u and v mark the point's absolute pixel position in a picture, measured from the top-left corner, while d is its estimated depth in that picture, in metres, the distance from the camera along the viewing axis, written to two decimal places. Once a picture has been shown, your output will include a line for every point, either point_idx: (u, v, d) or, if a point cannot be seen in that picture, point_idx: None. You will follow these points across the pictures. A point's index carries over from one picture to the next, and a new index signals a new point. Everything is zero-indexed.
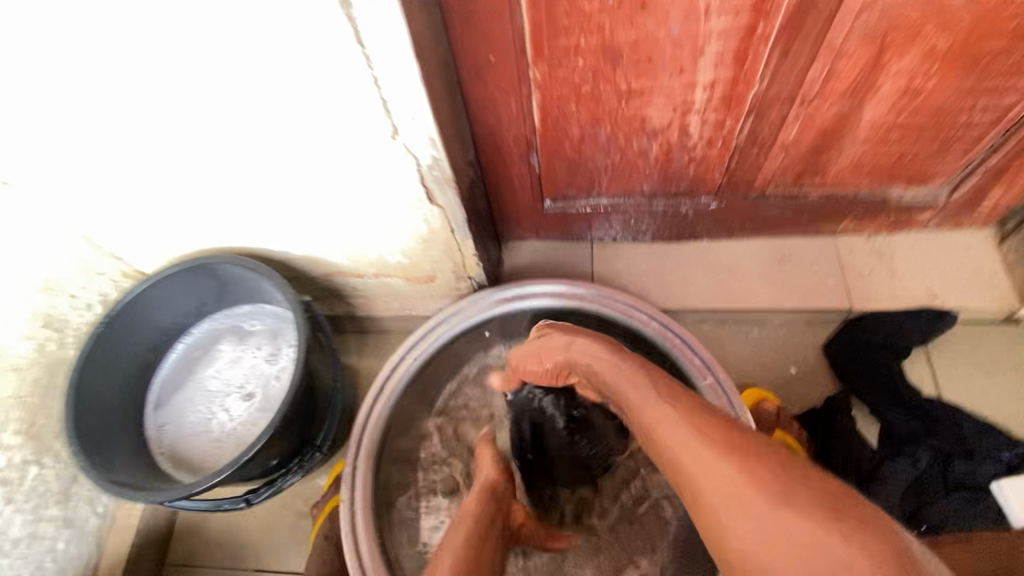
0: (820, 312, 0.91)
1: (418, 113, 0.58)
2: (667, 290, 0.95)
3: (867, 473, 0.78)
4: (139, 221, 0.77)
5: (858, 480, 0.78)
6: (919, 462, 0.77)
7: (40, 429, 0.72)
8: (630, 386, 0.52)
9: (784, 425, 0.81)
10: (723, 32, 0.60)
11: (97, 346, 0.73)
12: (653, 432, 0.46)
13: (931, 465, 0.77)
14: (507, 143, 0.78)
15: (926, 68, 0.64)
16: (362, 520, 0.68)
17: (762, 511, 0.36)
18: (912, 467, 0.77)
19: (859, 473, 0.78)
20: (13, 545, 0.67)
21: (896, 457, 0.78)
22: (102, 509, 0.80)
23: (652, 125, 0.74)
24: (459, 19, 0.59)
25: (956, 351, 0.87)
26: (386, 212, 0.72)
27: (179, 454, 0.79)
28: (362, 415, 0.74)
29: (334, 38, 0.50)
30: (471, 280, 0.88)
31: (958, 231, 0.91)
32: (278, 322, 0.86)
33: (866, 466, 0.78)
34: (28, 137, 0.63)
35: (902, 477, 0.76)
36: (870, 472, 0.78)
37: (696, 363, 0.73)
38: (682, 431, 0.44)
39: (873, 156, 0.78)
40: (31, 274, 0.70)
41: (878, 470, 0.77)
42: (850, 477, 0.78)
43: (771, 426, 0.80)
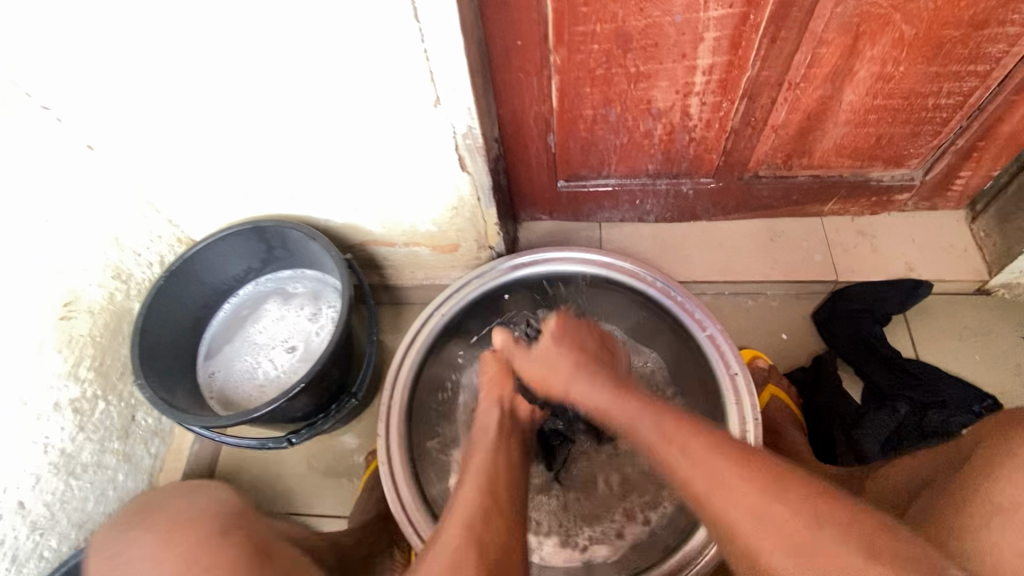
0: (808, 284, 0.99)
1: (459, 83, 0.67)
2: (669, 264, 1.03)
3: (850, 422, 0.86)
4: (196, 189, 0.85)
5: (842, 428, 0.86)
6: (898, 411, 0.85)
7: (108, 368, 0.80)
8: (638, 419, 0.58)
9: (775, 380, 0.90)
10: (720, 20, 0.70)
11: (158, 296, 0.82)
12: (648, 445, 0.56)
13: (908, 414, 0.84)
14: (528, 122, 0.87)
15: (896, 55, 0.74)
16: (398, 456, 0.76)
17: (776, 524, 0.46)
18: (890, 417, 0.84)
19: (843, 421, 0.87)
20: (83, 469, 0.76)
21: (878, 409, 0.86)
22: (154, 451, 0.89)
23: (657, 107, 0.84)
24: (493, 8, 0.69)
25: (932, 317, 0.96)
26: (422, 180, 0.81)
27: (228, 398, 0.89)
28: (392, 371, 0.81)
29: (396, 15, 0.59)
30: (491, 249, 0.97)
31: (935, 212, 1.00)
32: (319, 285, 0.95)
33: (850, 416, 0.87)
34: (110, 108, 0.72)
35: (881, 425, 0.84)
36: (853, 420, 0.86)
37: (696, 318, 0.80)
38: (708, 471, 0.51)
39: (854, 138, 0.88)
40: (105, 231, 0.79)
41: (860, 418, 0.86)
42: (835, 425, 0.86)
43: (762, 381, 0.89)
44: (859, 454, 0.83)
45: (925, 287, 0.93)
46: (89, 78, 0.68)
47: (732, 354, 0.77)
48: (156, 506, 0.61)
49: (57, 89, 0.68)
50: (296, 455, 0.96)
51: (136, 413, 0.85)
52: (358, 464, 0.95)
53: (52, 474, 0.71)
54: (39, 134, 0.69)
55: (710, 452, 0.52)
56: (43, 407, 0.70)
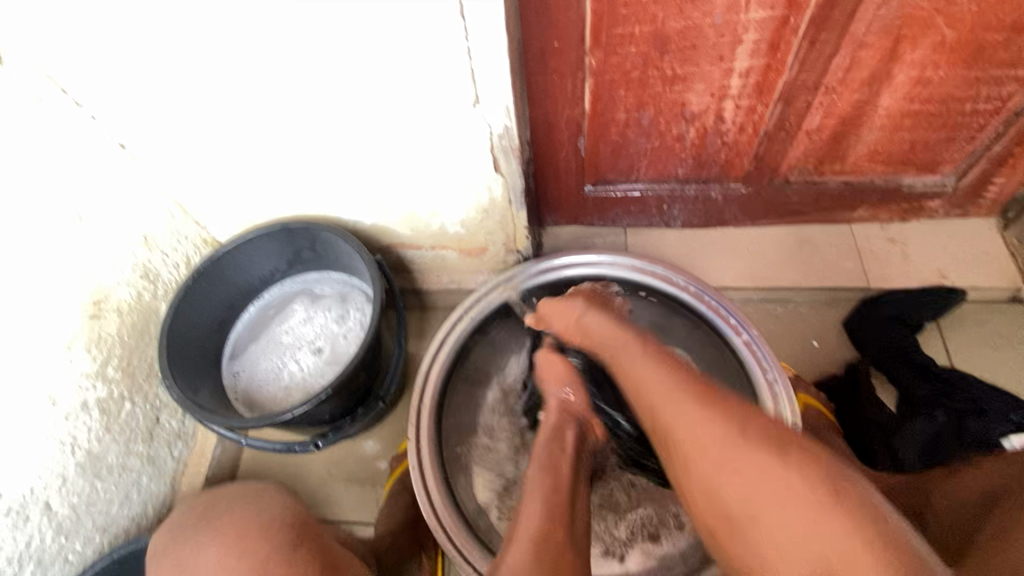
0: (839, 291, 0.98)
1: (499, 83, 0.66)
2: (697, 270, 1.02)
3: (889, 430, 0.84)
4: (224, 191, 0.84)
5: (881, 437, 0.84)
6: (936, 418, 0.83)
7: (134, 369, 0.79)
8: (667, 401, 0.55)
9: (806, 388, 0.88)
10: (760, 22, 0.70)
11: (186, 296, 0.82)
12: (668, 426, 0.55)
13: (946, 421, 0.82)
14: (559, 127, 0.86)
15: (936, 59, 0.74)
16: (428, 456, 0.75)
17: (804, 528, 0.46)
18: (928, 426, 0.82)
19: (880, 428, 0.85)
20: (109, 472, 0.75)
21: (914, 417, 0.84)
22: (177, 454, 0.88)
23: (691, 110, 0.84)
24: (534, 7, 0.69)
25: (967, 326, 0.94)
26: (454, 182, 0.80)
27: (254, 399, 0.88)
28: (422, 370, 0.80)
29: (441, 14, 0.58)
30: (519, 253, 0.96)
31: (967, 219, 0.99)
32: (345, 287, 0.95)
33: (887, 423, 0.84)
34: (142, 108, 0.71)
35: (920, 434, 0.82)
36: (891, 428, 0.84)
37: (730, 323, 0.79)
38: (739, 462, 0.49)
39: (887, 144, 0.87)
40: (134, 231, 0.78)
41: (897, 426, 0.84)
42: (873, 434, 0.84)
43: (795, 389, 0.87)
44: (898, 463, 0.82)
45: (958, 293, 0.92)
46: (121, 78, 0.67)
47: (767, 359, 0.76)
48: (214, 513, 0.71)
49: (93, 90, 0.68)
50: (319, 460, 0.95)
51: (160, 415, 0.84)
52: (381, 469, 0.94)
53: (79, 475, 0.70)
54: (73, 132, 0.69)
55: (745, 440, 0.50)
56: (72, 406, 0.69)
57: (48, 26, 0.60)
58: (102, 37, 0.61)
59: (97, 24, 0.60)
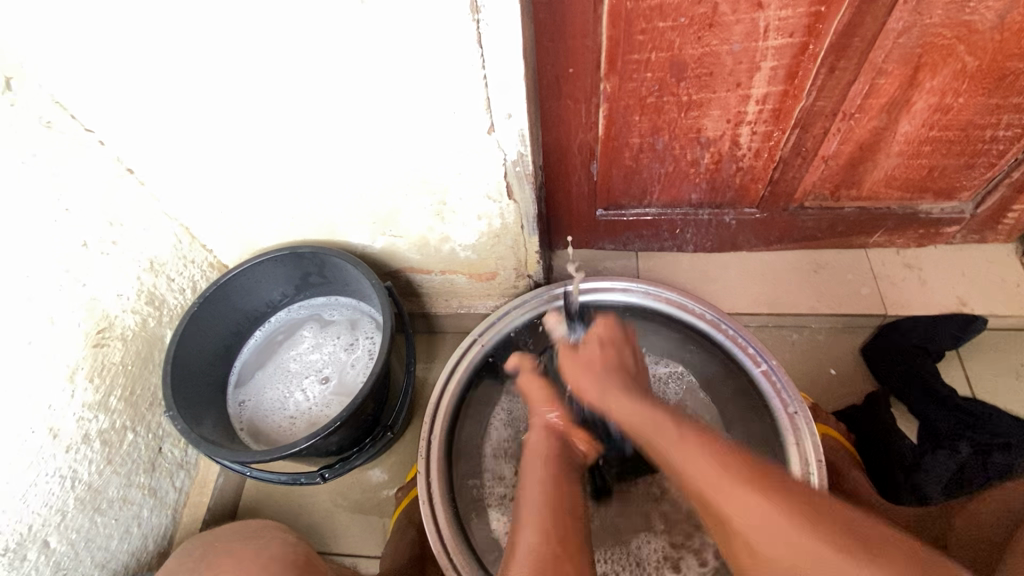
0: (856, 318, 0.96)
1: (515, 110, 0.64)
2: (711, 295, 1.00)
3: (910, 463, 0.82)
4: (231, 217, 0.82)
5: (902, 471, 0.82)
6: (960, 453, 0.81)
7: (138, 398, 0.77)
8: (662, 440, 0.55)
9: (825, 418, 0.85)
10: (778, 50, 0.69)
11: (192, 323, 0.80)
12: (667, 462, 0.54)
13: (970, 455, 0.80)
14: (572, 152, 0.85)
15: (956, 86, 0.73)
16: (439, 488, 0.72)
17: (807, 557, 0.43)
18: (951, 460, 0.80)
19: (901, 462, 0.82)
20: (109, 505, 0.72)
21: (937, 450, 0.82)
22: (179, 484, 0.85)
23: (706, 136, 0.82)
24: (549, 34, 0.68)
25: (985, 354, 0.93)
26: (466, 208, 0.78)
27: (258, 429, 0.86)
28: (433, 398, 0.78)
29: (458, 42, 0.56)
30: (530, 278, 0.94)
31: (982, 245, 0.98)
32: (355, 314, 0.94)
33: (908, 456, 0.82)
34: (150, 134, 0.69)
35: (942, 468, 0.80)
36: (913, 461, 0.82)
37: (749, 353, 0.77)
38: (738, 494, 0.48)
39: (905, 170, 0.86)
40: (141, 257, 0.77)
41: (917, 460, 0.82)
42: (894, 467, 0.82)
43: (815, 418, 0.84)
44: (921, 498, 0.79)
45: (979, 322, 0.91)
46: (130, 104, 0.65)
47: (789, 392, 0.73)
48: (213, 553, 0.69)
49: (105, 116, 0.67)
50: (325, 489, 0.92)
51: (163, 444, 0.82)
52: (388, 499, 0.91)
53: (78, 510, 0.68)
54: (80, 158, 0.68)
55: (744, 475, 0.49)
56: (73, 439, 0.67)
57: (61, 54, 0.60)
58: (115, 64, 0.61)
59: (110, 51, 0.59)
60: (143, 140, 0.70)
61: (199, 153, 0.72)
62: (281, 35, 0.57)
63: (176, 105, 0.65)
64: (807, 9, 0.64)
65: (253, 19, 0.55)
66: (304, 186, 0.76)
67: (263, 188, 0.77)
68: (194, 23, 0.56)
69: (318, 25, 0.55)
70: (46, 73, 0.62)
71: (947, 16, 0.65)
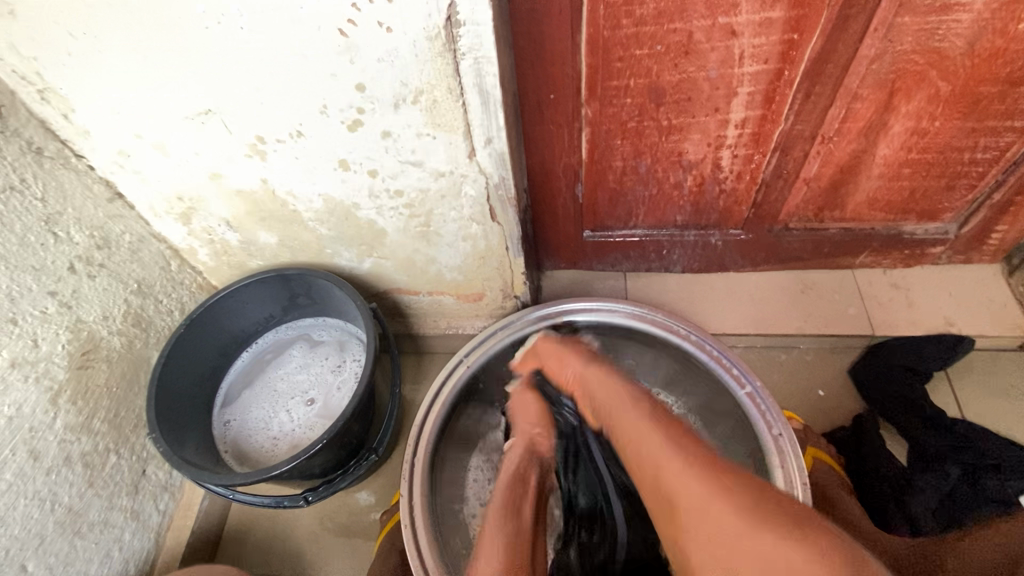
0: (844, 338, 0.96)
1: (494, 133, 0.65)
2: (698, 315, 1.00)
3: (900, 487, 0.80)
4: (219, 240, 0.83)
5: (891, 493, 0.80)
6: (949, 476, 0.79)
7: (122, 420, 0.77)
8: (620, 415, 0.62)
9: (814, 440, 0.84)
10: (754, 76, 0.71)
11: (177, 345, 0.80)
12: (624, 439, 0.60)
13: (959, 479, 0.79)
14: (557, 175, 0.86)
15: (932, 110, 0.74)
16: (421, 512, 0.71)
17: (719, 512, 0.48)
18: (941, 482, 0.79)
19: (890, 486, 0.81)
20: (89, 528, 0.72)
21: (927, 472, 0.81)
22: (162, 507, 0.85)
23: (688, 159, 0.84)
24: (530, 61, 0.70)
25: (975, 375, 0.92)
26: (450, 231, 0.79)
27: (243, 451, 0.86)
28: (418, 421, 0.77)
29: (437, 72, 0.58)
30: (517, 298, 0.94)
31: (969, 265, 0.98)
32: (343, 335, 0.94)
33: (897, 480, 0.81)
34: (139, 160, 0.71)
35: (933, 490, 0.79)
36: (902, 484, 0.80)
37: (733, 374, 0.77)
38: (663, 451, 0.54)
39: (887, 192, 0.87)
40: (127, 280, 0.78)
41: (908, 482, 0.80)
42: (883, 490, 0.81)
43: (802, 442, 0.82)
44: (911, 523, 0.78)
45: (966, 342, 0.90)
46: (118, 130, 0.67)
47: (773, 414, 0.73)
48: None
49: (93, 141, 0.68)
50: (310, 512, 0.92)
51: (146, 467, 0.82)
52: (374, 522, 0.90)
53: (57, 534, 0.68)
54: (68, 183, 0.69)
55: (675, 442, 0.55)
56: (53, 462, 0.67)
57: (52, 83, 0.61)
58: (103, 93, 0.62)
59: (99, 81, 0.61)
60: (130, 165, 0.72)
61: (185, 179, 0.73)
62: (265, 66, 0.58)
63: (165, 135, 0.67)
64: (780, 37, 0.66)
65: (237, 51, 0.57)
66: (290, 210, 0.77)
67: (250, 212, 0.78)
68: (189, 65, 0.59)
69: (299, 56, 0.57)
70: (37, 101, 0.63)
71: (918, 43, 0.66)
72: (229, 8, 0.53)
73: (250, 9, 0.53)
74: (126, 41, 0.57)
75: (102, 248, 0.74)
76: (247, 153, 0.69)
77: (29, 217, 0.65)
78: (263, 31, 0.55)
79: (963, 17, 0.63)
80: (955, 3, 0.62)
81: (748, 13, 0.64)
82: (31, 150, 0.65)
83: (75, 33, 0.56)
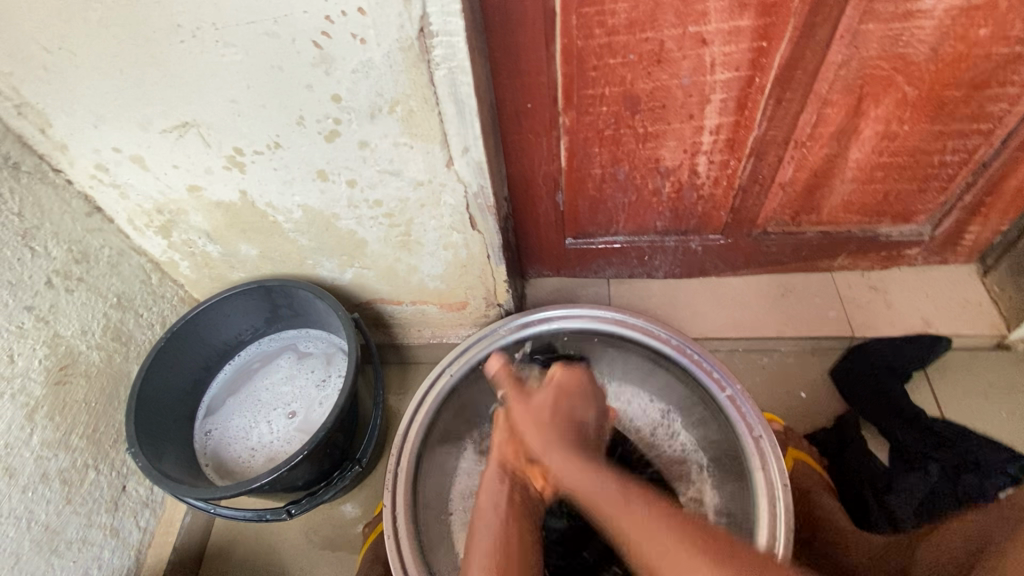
0: (825, 340, 0.97)
1: (471, 142, 0.66)
2: (680, 320, 1.01)
3: (882, 486, 0.81)
4: (199, 253, 0.83)
5: (874, 492, 0.81)
6: (930, 474, 0.80)
7: (100, 435, 0.77)
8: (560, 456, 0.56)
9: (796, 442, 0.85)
10: (725, 83, 0.72)
11: (158, 358, 0.80)
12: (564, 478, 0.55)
13: (940, 477, 0.80)
14: (537, 183, 0.87)
15: (900, 114, 0.76)
16: (404, 522, 0.71)
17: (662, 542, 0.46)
18: (923, 481, 0.80)
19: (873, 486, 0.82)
20: (67, 547, 0.71)
21: (908, 472, 0.81)
22: (143, 524, 0.84)
23: (665, 165, 0.85)
24: (507, 71, 0.71)
25: (954, 375, 0.94)
26: (430, 240, 0.79)
27: (225, 465, 0.86)
28: (401, 431, 0.77)
29: (413, 84, 0.59)
30: (500, 307, 0.94)
31: (945, 266, 1.00)
32: (327, 348, 0.94)
33: (880, 480, 0.81)
34: (117, 174, 0.71)
35: (914, 490, 0.79)
36: (884, 484, 0.81)
37: (713, 377, 0.77)
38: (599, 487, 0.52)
39: (861, 195, 0.88)
40: (106, 293, 0.77)
41: (890, 481, 0.81)
42: (865, 490, 0.81)
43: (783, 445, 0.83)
44: (894, 524, 0.78)
45: (943, 343, 0.92)
46: (96, 143, 0.67)
47: (753, 415, 0.73)
48: None
49: (69, 154, 0.68)
50: (295, 526, 0.91)
51: (126, 483, 0.81)
52: (359, 535, 0.90)
53: (34, 553, 0.66)
54: (44, 197, 0.69)
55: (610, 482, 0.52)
56: (30, 479, 0.66)
57: (29, 98, 0.62)
58: (79, 107, 0.63)
59: (74, 95, 0.61)
60: (109, 179, 0.72)
61: (163, 192, 0.73)
62: (241, 80, 0.59)
63: (142, 148, 0.67)
64: (750, 45, 0.67)
65: (213, 64, 0.58)
66: (270, 221, 0.77)
67: (230, 224, 0.78)
68: (167, 79, 0.59)
69: (274, 67, 0.57)
70: (14, 116, 0.64)
71: (883, 49, 0.68)
72: (204, 23, 0.54)
73: (225, 23, 0.54)
74: (103, 56, 0.57)
75: (80, 262, 0.74)
76: (226, 165, 0.69)
77: (7, 231, 0.65)
78: (238, 43, 0.56)
79: (925, 23, 0.65)
80: (916, 10, 0.64)
81: (717, 22, 0.65)
82: (8, 165, 0.65)
83: (53, 49, 0.57)
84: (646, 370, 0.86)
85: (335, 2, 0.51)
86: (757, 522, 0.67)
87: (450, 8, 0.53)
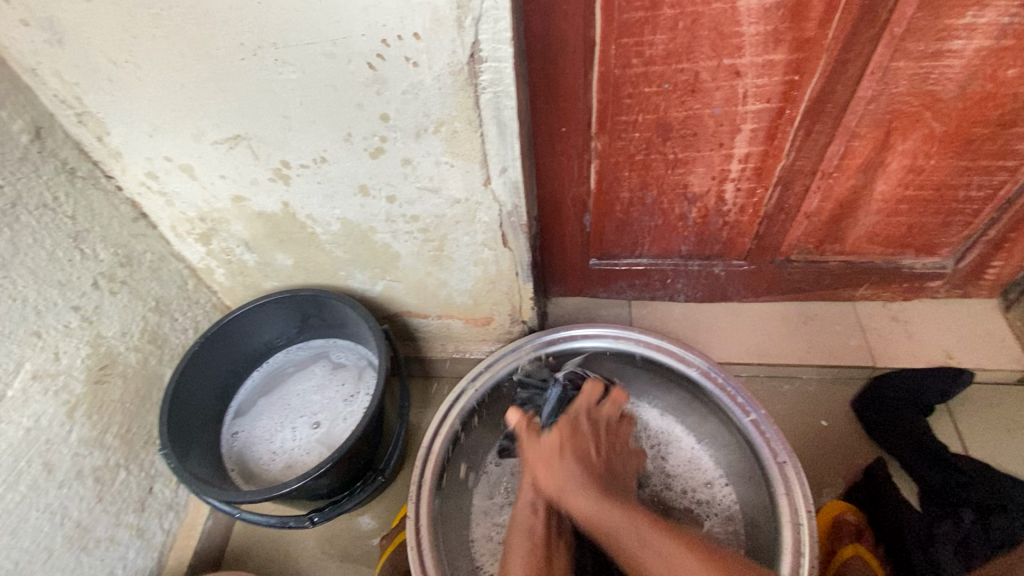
0: (846, 370, 0.97)
1: (509, 163, 0.68)
2: (702, 344, 1.01)
3: (923, 538, 0.77)
4: (235, 261, 0.85)
5: (917, 546, 0.77)
6: (962, 520, 0.78)
7: (133, 436, 0.78)
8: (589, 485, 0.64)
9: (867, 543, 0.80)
10: (756, 114, 0.74)
11: (191, 361, 0.81)
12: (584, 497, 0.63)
13: (973, 523, 0.78)
14: (565, 204, 0.89)
15: (926, 149, 0.77)
16: (427, 534, 0.71)
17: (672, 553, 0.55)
18: (956, 527, 0.78)
19: (916, 537, 0.78)
20: (96, 545, 0.72)
21: (941, 518, 0.79)
22: (167, 526, 0.84)
23: (693, 191, 0.87)
24: (545, 96, 0.73)
25: (976, 408, 0.94)
26: (462, 256, 0.81)
27: (250, 470, 0.87)
28: (425, 443, 0.77)
29: (460, 108, 0.61)
30: (524, 324, 0.96)
31: (968, 299, 1.00)
32: (356, 360, 0.96)
33: (920, 530, 0.78)
34: (167, 183, 0.73)
35: (950, 537, 0.77)
36: (926, 536, 0.77)
37: (738, 402, 0.78)
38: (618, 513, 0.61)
39: (885, 227, 0.90)
40: (145, 297, 0.80)
41: (930, 532, 0.78)
42: (909, 544, 0.77)
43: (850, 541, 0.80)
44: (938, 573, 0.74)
45: (966, 373, 0.91)
46: (150, 151, 0.70)
47: (778, 441, 0.73)
48: None
49: (122, 160, 0.71)
50: (313, 535, 0.91)
51: (153, 484, 0.82)
52: (375, 547, 0.90)
53: (65, 548, 0.68)
54: (96, 201, 0.72)
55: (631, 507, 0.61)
56: (66, 475, 0.68)
57: (91, 107, 0.65)
58: (137, 117, 0.66)
59: (134, 105, 0.64)
60: (157, 187, 0.74)
61: (209, 202, 0.76)
62: (295, 97, 0.62)
63: (194, 158, 0.70)
64: (782, 78, 0.70)
65: (269, 81, 0.60)
66: (309, 232, 0.79)
67: (269, 234, 0.80)
68: (225, 94, 0.62)
69: (327, 85, 0.60)
70: (74, 124, 0.67)
71: (913, 86, 0.70)
72: (266, 43, 0.57)
73: (285, 43, 0.57)
74: (164, 70, 0.60)
75: (124, 265, 0.76)
76: (272, 177, 0.71)
77: (59, 233, 0.67)
78: (297, 62, 0.58)
79: (954, 62, 0.67)
80: (947, 49, 0.66)
81: (751, 55, 0.68)
82: (65, 170, 0.68)
83: (118, 61, 0.60)
84: (669, 394, 0.87)
85: (393, 28, 0.54)
86: (782, 550, 0.68)
87: (501, 36, 0.56)
